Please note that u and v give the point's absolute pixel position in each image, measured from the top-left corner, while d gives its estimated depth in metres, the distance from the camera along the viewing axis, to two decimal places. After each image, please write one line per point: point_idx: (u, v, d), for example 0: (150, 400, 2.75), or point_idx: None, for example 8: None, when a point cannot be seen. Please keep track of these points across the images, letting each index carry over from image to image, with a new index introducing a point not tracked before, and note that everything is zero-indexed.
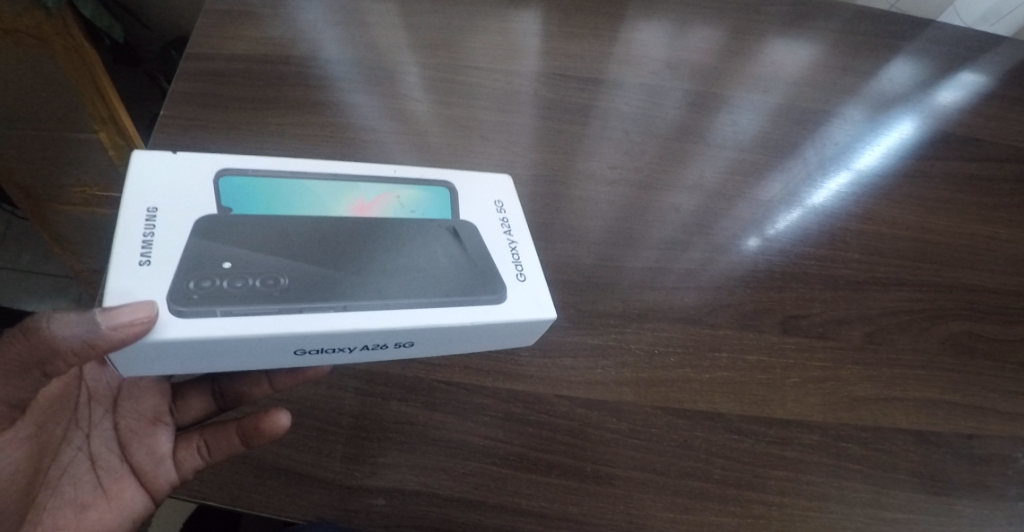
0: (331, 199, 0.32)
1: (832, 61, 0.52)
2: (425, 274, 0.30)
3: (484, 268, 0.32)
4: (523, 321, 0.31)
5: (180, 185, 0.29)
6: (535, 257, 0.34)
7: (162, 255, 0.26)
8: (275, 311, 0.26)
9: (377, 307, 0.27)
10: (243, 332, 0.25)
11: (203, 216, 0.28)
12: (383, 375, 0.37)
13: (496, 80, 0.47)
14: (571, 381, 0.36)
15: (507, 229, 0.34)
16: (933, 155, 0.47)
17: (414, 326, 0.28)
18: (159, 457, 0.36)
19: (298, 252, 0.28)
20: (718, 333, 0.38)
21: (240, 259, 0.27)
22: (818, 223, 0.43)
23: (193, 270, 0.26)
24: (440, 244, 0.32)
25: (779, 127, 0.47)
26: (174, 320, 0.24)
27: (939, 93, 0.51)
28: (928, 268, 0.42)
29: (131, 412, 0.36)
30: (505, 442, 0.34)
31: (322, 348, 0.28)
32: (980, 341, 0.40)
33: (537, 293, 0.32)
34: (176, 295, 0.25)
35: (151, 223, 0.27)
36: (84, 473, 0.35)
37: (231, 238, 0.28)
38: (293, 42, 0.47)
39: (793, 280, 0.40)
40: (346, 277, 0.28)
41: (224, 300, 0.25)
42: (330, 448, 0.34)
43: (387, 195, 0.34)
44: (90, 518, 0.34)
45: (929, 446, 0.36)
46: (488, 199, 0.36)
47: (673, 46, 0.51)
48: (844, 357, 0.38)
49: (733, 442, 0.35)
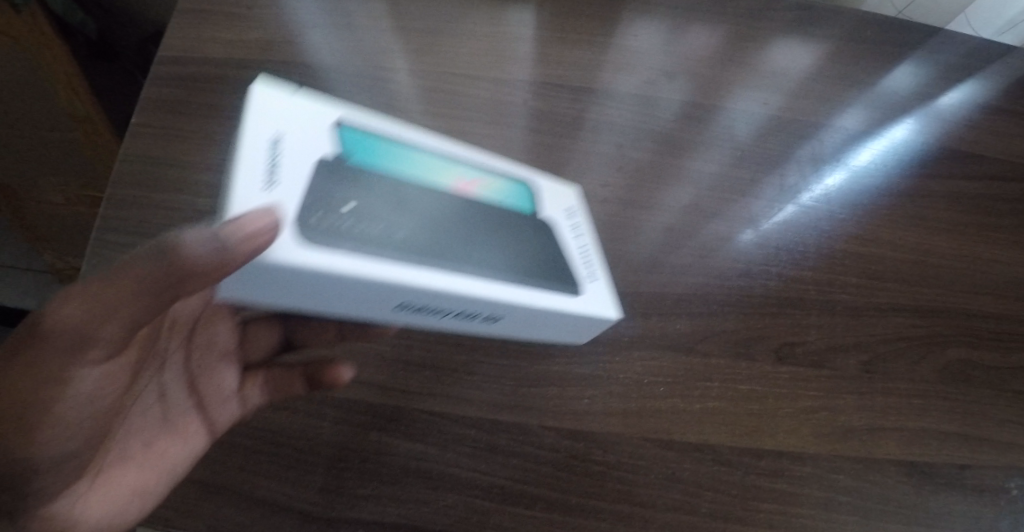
0: (434, 171, 0.31)
1: (836, 69, 0.49)
2: (519, 254, 0.31)
3: (561, 261, 0.33)
4: (589, 316, 0.32)
5: (305, 120, 0.26)
6: (601, 259, 0.35)
7: (289, 187, 0.24)
8: (396, 262, 0.25)
9: (483, 279, 0.28)
10: (365, 277, 0.25)
11: (323, 158, 0.26)
12: (363, 403, 0.35)
13: (485, 89, 0.45)
14: (557, 411, 0.35)
15: (575, 229, 0.36)
16: (937, 172, 0.45)
17: (513, 301, 0.29)
18: (226, 394, 0.36)
19: (409, 211, 0.28)
20: (710, 362, 0.37)
21: (362, 205, 0.26)
22: (817, 244, 0.42)
23: (319, 203, 0.25)
24: (528, 229, 0.33)
25: (777, 122, 0.46)
26: (302, 246, 0.23)
27: (944, 95, 0.49)
28: (927, 292, 0.41)
29: (202, 344, 0.37)
30: (488, 474, 0.33)
31: (421, 304, 0.28)
32: (978, 369, 0.39)
33: (602, 293, 0.33)
34: (306, 222, 0.24)
35: (275, 157, 0.24)
36: (152, 405, 0.34)
37: (349, 182, 0.26)
38: (273, 46, 0.45)
39: (789, 306, 0.39)
40: (454, 247, 0.28)
41: (350, 241, 0.25)
42: (309, 479, 0.33)
43: (482, 175, 0.33)
44: (156, 453, 0.33)
45: (921, 477, 0.36)
46: (561, 204, 0.36)
47: (669, 54, 0.48)
48: (839, 387, 0.37)
49: (722, 475, 0.34)
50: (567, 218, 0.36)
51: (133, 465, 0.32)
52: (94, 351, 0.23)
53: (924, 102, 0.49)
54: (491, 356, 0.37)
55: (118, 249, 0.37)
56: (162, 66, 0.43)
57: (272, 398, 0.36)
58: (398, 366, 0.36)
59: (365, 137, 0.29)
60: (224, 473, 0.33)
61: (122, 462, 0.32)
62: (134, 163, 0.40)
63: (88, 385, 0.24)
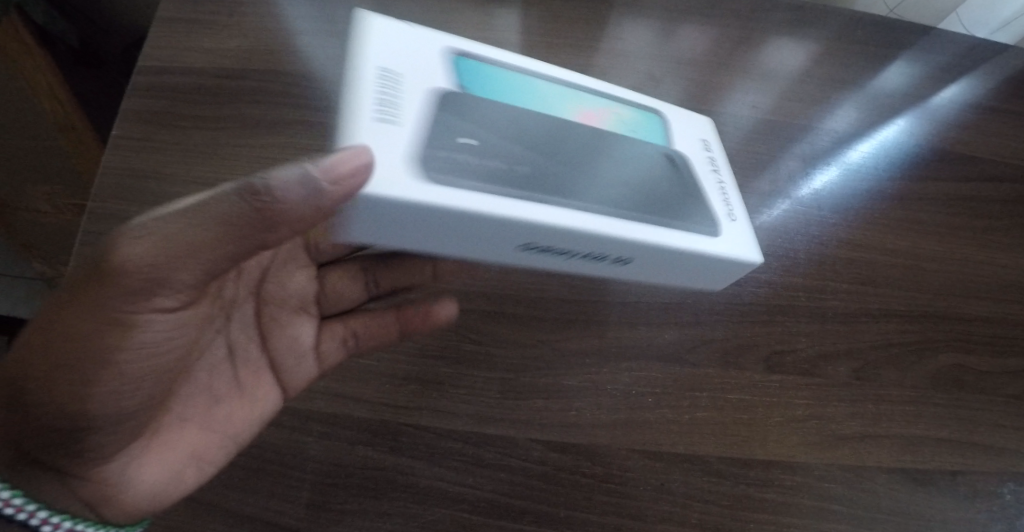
0: (560, 102, 0.32)
1: (825, 71, 0.49)
2: (637, 191, 0.29)
3: (688, 190, 0.32)
4: (731, 259, 0.30)
5: (417, 51, 0.28)
6: (741, 200, 0.33)
7: (407, 114, 0.25)
8: (517, 195, 0.25)
9: (609, 211, 0.27)
10: (494, 210, 0.24)
11: (437, 87, 0.27)
12: (348, 418, 0.35)
13: None
14: (545, 423, 0.35)
15: (711, 163, 0.35)
16: (929, 175, 0.45)
17: (640, 238, 0.27)
18: (301, 351, 0.38)
19: (530, 148, 0.28)
20: (699, 372, 0.37)
21: (482, 140, 0.27)
22: (808, 250, 0.41)
23: (438, 135, 0.25)
24: (653, 160, 0.32)
25: (768, 123, 0.46)
26: (423, 180, 0.23)
27: (936, 96, 0.49)
28: (920, 296, 0.40)
29: (280, 299, 0.39)
30: (476, 488, 0.33)
31: (549, 245, 0.27)
32: (971, 374, 0.39)
33: (745, 234, 0.32)
34: (424, 157, 0.24)
35: (386, 87, 0.25)
36: (221, 363, 0.36)
37: (471, 118, 0.27)
38: (255, 54, 0.45)
39: (779, 313, 0.39)
40: (577, 182, 0.28)
41: (465, 174, 0.25)
42: (295, 495, 0.33)
43: (608, 106, 0.34)
44: (222, 414, 0.34)
45: (914, 485, 0.35)
46: (697, 134, 0.37)
47: (656, 57, 0.48)
48: (829, 395, 0.37)
49: (712, 485, 0.34)
50: (702, 151, 0.35)
51: (191, 426, 0.33)
52: (164, 299, 0.24)
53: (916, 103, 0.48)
54: (478, 369, 0.36)
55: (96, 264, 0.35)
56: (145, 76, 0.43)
57: (255, 414, 0.35)
58: (382, 380, 0.36)
59: (487, 70, 0.31)
60: (207, 491, 0.32)
61: (181, 422, 0.33)
62: (114, 176, 0.39)
63: (156, 332, 0.25)
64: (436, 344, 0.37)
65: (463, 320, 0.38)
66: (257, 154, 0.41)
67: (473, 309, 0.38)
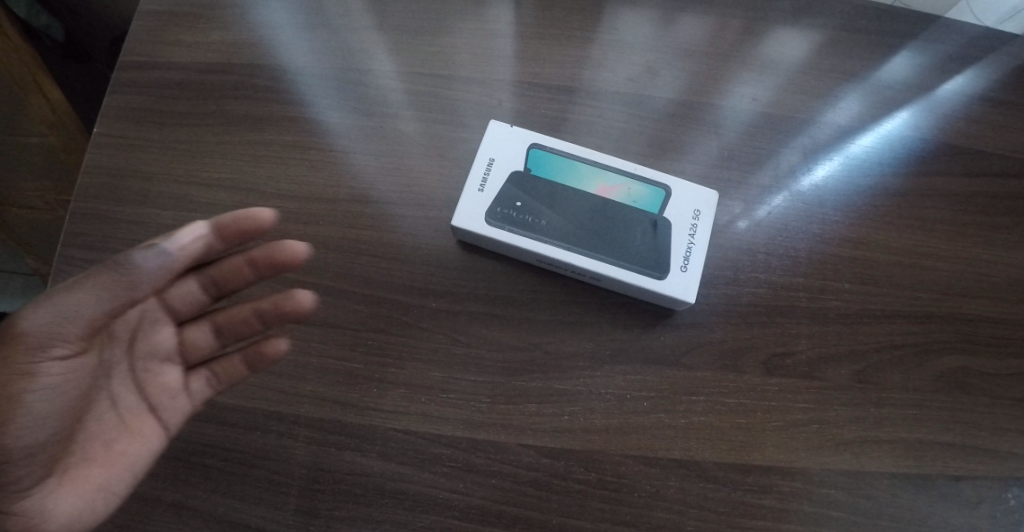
0: (585, 177, 0.40)
1: (833, 59, 0.46)
2: (618, 248, 0.37)
3: (661, 254, 0.37)
4: (667, 297, 0.36)
5: (508, 143, 0.40)
6: (702, 255, 0.38)
7: (491, 187, 0.38)
8: (538, 244, 0.37)
9: (593, 257, 0.37)
10: (519, 246, 0.37)
11: (514, 172, 0.39)
12: (336, 423, 0.34)
13: (463, 90, 0.43)
14: (537, 428, 0.34)
15: (691, 231, 0.38)
16: (937, 169, 0.43)
17: (613, 279, 0.36)
18: (175, 391, 0.33)
19: (551, 213, 0.38)
20: (695, 375, 0.36)
21: (526, 203, 0.38)
22: (809, 248, 0.40)
23: (504, 198, 0.38)
24: (637, 229, 0.38)
25: (768, 116, 0.44)
26: (486, 224, 0.37)
27: (953, 79, 0.46)
28: (924, 296, 0.39)
29: (146, 353, 0.33)
30: (466, 494, 0.33)
31: (555, 269, 0.38)
32: (976, 376, 0.38)
33: (691, 280, 0.37)
34: (492, 212, 0.37)
35: (487, 172, 0.39)
36: (104, 410, 0.31)
37: (528, 186, 0.39)
38: (237, 48, 0.44)
39: (778, 314, 0.38)
40: (578, 242, 0.37)
41: (512, 225, 0.37)
42: (283, 500, 0.33)
43: (626, 181, 0.40)
44: (117, 453, 0.31)
45: (915, 491, 0.35)
46: (689, 202, 0.39)
47: (654, 46, 0.46)
48: (830, 398, 0.36)
49: (708, 492, 0.33)
50: (691, 218, 0.39)
51: (96, 465, 0.30)
52: (61, 347, 0.27)
53: (932, 89, 0.45)
54: (469, 373, 0.35)
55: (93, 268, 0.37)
56: (130, 74, 0.43)
57: (240, 419, 0.34)
58: (370, 384, 0.35)
59: (549, 155, 0.40)
60: (196, 496, 0.33)
61: (86, 463, 0.29)
62: (107, 179, 0.40)
63: (55, 377, 0.27)
64: (425, 346, 0.36)
65: (452, 322, 0.36)
66: (245, 154, 0.41)
67: (463, 312, 0.37)
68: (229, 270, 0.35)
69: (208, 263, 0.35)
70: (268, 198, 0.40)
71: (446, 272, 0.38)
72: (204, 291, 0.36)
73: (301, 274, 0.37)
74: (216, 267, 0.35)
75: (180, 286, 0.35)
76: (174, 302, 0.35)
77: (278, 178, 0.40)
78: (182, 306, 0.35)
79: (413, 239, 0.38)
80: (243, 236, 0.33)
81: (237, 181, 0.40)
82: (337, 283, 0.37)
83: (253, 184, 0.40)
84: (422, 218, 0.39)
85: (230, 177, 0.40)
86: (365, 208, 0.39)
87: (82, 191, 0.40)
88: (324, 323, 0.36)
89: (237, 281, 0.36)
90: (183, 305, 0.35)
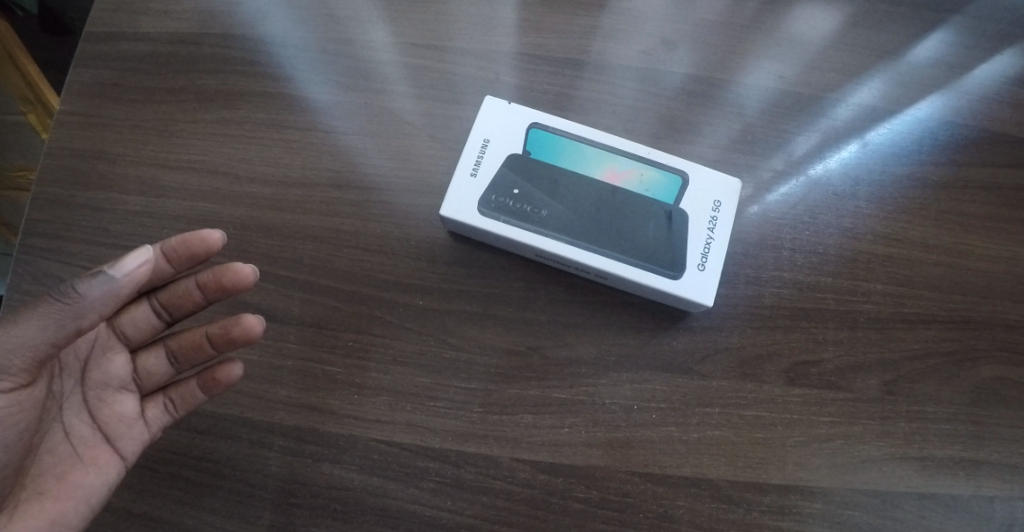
0: (591, 163, 0.36)
1: (866, 33, 0.41)
2: (627, 241, 0.34)
3: (676, 248, 0.34)
4: (684, 298, 0.33)
5: (508, 125, 0.36)
6: (721, 250, 0.34)
7: (485, 171, 0.35)
8: (537, 236, 0.33)
9: (598, 252, 0.33)
10: (518, 239, 0.33)
11: (512, 155, 0.35)
12: (314, 432, 0.31)
13: (459, 63, 0.39)
14: (535, 441, 0.31)
15: (710, 224, 0.35)
16: (978, 159, 0.39)
17: (619, 275, 0.33)
18: (129, 419, 0.31)
19: (552, 202, 0.34)
20: (710, 385, 0.32)
21: (525, 188, 0.34)
22: (837, 244, 0.36)
23: (499, 184, 0.34)
24: (650, 221, 0.34)
25: (794, 95, 0.40)
26: (481, 215, 0.34)
27: (998, 59, 0.41)
28: (962, 301, 0.35)
29: (99, 383, 0.32)
30: (455, 512, 0.30)
31: (556, 262, 0.34)
32: (1015, 389, 0.34)
33: (706, 279, 0.33)
34: (485, 201, 0.34)
35: (482, 155, 0.35)
36: (60, 443, 0.30)
37: (527, 172, 0.35)
38: (211, 17, 0.40)
39: (802, 318, 0.34)
40: (581, 234, 0.33)
41: (507, 213, 0.34)
42: (256, 515, 0.30)
43: (641, 167, 0.36)
44: (71, 485, 0.29)
45: (945, 514, 0.32)
46: (708, 193, 0.36)
47: (672, 17, 0.41)
48: (858, 412, 0.33)
49: (721, 513, 0.30)
50: (710, 209, 0.35)
51: (47, 498, 0.28)
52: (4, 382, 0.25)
53: (975, 70, 0.41)
54: (460, 379, 0.32)
55: (55, 258, 0.34)
56: (96, 45, 0.39)
57: (210, 425, 0.31)
58: (349, 390, 0.32)
59: (551, 138, 0.36)
60: (165, 509, 0.30)
61: (38, 497, 0.29)
62: (71, 159, 0.37)
63: None
64: (412, 349, 0.32)
65: (443, 322, 0.33)
66: (216, 132, 0.37)
67: (454, 311, 0.33)
68: (177, 295, 0.33)
69: (159, 286, 0.34)
70: (242, 183, 0.36)
71: (437, 268, 0.34)
72: (157, 317, 0.34)
73: (279, 267, 0.34)
74: (164, 291, 0.33)
75: (132, 314, 0.34)
76: (126, 329, 0.34)
77: (254, 160, 0.37)
78: (135, 333, 0.34)
79: (402, 229, 0.35)
80: (192, 255, 0.32)
81: (210, 163, 0.37)
82: (316, 277, 0.34)
83: (225, 165, 0.36)
84: (413, 207, 0.36)
85: (200, 159, 0.37)
86: (348, 194, 0.36)
87: (44, 173, 0.36)
88: (301, 322, 0.33)
89: (186, 305, 0.33)
90: (139, 335, 0.34)
